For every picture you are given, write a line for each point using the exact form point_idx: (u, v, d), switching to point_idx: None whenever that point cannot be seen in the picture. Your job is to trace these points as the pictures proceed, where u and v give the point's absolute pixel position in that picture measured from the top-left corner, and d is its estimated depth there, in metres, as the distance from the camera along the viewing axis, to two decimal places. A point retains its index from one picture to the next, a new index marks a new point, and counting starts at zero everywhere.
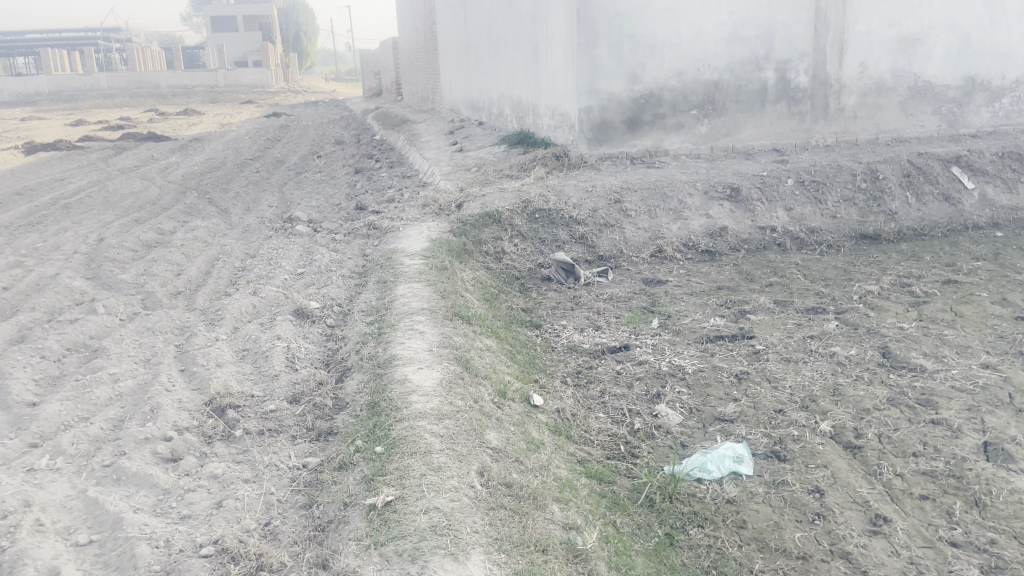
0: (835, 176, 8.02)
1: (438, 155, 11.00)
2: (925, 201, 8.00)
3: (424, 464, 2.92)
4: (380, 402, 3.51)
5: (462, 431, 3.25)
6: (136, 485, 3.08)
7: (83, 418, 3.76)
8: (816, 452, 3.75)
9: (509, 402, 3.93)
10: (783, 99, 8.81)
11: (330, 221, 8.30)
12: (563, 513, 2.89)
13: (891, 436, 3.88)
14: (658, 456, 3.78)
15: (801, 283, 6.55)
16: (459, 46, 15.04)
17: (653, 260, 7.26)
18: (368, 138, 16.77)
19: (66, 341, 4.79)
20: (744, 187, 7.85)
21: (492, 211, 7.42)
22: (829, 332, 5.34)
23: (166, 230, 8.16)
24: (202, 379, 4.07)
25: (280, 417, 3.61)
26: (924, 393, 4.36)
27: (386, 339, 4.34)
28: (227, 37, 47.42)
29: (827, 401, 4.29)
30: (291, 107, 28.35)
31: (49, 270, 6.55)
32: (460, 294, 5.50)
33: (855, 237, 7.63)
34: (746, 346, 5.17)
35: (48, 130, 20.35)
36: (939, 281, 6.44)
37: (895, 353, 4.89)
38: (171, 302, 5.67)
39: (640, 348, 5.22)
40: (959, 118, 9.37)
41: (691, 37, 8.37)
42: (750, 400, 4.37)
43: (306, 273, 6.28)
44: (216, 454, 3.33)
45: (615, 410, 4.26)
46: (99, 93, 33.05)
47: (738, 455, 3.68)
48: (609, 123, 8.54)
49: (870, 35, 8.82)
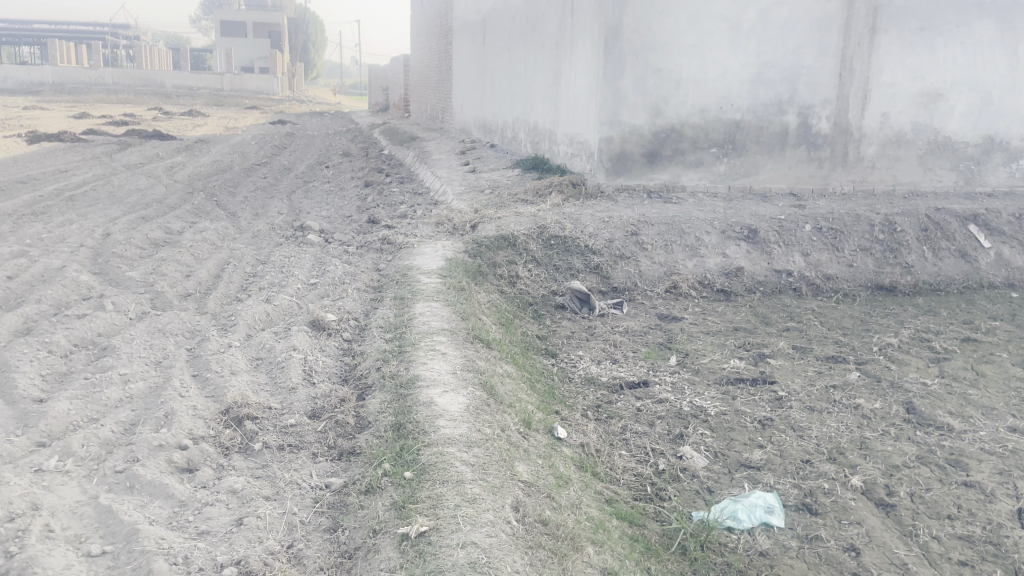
0: (853, 225, 7.97)
1: (450, 174, 10.91)
2: (941, 256, 7.95)
3: (458, 494, 2.79)
4: (406, 425, 3.37)
5: (493, 461, 3.13)
6: (151, 494, 2.94)
7: (92, 419, 3.61)
8: (848, 507, 3.66)
9: (534, 434, 3.80)
10: (804, 143, 8.77)
11: (342, 232, 8.19)
12: (600, 556, 2.76)
13: (924, 496, 3.78)
14: (685, 500, 3.66)
15: (819, 330, 6.47)
16: (475, 69, 15.03)
17: (668, 295, 7.17)
18: (377, 153, 16.70)
19: (74, 337, 4.64)
20: (762, 229, 7.78)
21: (508, 234, 7.34)
22: (852, 383, 5.24)
23: (175, 230, 8.03)
24: (217, 387, 3.93)
25: (301, 432, 3.48)
26: (953, 453, 4.26)
27: (408, 359, 4.20)
28: (236, 42, 47.43)
29: (855, 455, 4.18)
30: (297, 117, 28.27)
31: (55, 262, 6.40)
32: (478, 317, 5.38)
33: (871, 287, 7.57)
34: (768, 392, 5.07)
35: (52, 120, 20.15)
36: (958, 339, 6.37)
37: (920, 410, 4.80)
38: (181, 304, 5.52)
39: (659, 386, 5.11)
40: (977, 176, 9.35)
41: (716, 76, 8.36)
42: (777, 447, 4.26)
43: (320, 283, 6.15)
44: (233, 467, 3.19)
45: (638, 448, 4.14)
46: (104, 89, 32.94)
47: (769, 505, 3.58)
48: (628, 154, 8.48)
49: (893, 86, 8.83)
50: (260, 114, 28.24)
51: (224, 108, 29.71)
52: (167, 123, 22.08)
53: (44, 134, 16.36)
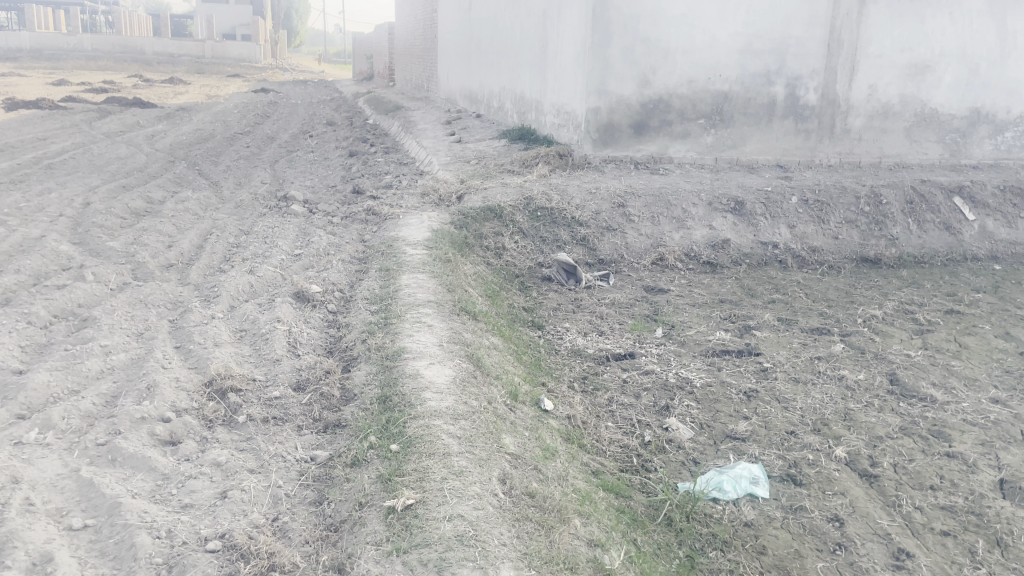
0: (839, 197, 7.97)
1: (436, 144, 10.81)
2: (926, 228, 7.97)
3: (444, 467, 2.77)
4: (391, 397, 3.35)
5: (479, 434, 3.11)
6: (133, 467, 2.91)
7: (73, 391, 3.56)
8: (832, 478, 3.68)
9: (521, 406, 3.79)
10: (791, 115, 8.74)
11: (326, 203, 8.11)
12: (586, 528, 2.76)
13: (907, 467, 3.81)
14: (671, 471, 3.67)
15: (804, 302, 6.48)
16: (461, 37, 14.83)
17: (654, 267, 7.16)
18: (361, 122, 16.51)
19: (54, 308, 4.58)
20: (749, 201, 7.77)
21: (494, 205, 7.28)
22: (836, 355, 5.27)
23: (156, 200, 7.91)
24: (200, 359, 3.89)
25: (286, 405, 3.44)
26: (936, 424, 4.29)
27: (394, 330, 4.18)
28: (219, 9, 46.59)
29: (839, 426, 4.20)
30: (280, 85, 27.85)
31: (34, 232, 6.30)
32: (464, 288, 5.34)
33: (856, 260, 7.59)
34: (753, 363, 5.08)
35: (30, 87, 19.75)
36: (941, 311, 6.40)
37: (904, 381, 4.83)
38: (163, 275, 5.45)
39: (645, 357, 5.11)
40: (962, 149, 9.36)
41: (705, 46, 8.28)
42: (762, 419, 4.27)
43: (304, 254, 6.09)
44: (217, 440, 3.15)
45: (624, 420, 4.15)
46: (83, 55, 32.32)
47: (754, 477, 3.59)
48: (615, 125, 8.42)
49: (882, 58, 8.79)
50: (244, 82, 27.82)
51: (207, 77, 29.23)
52: (148, 90, 21.71)
53: (21, 101, 16.06)
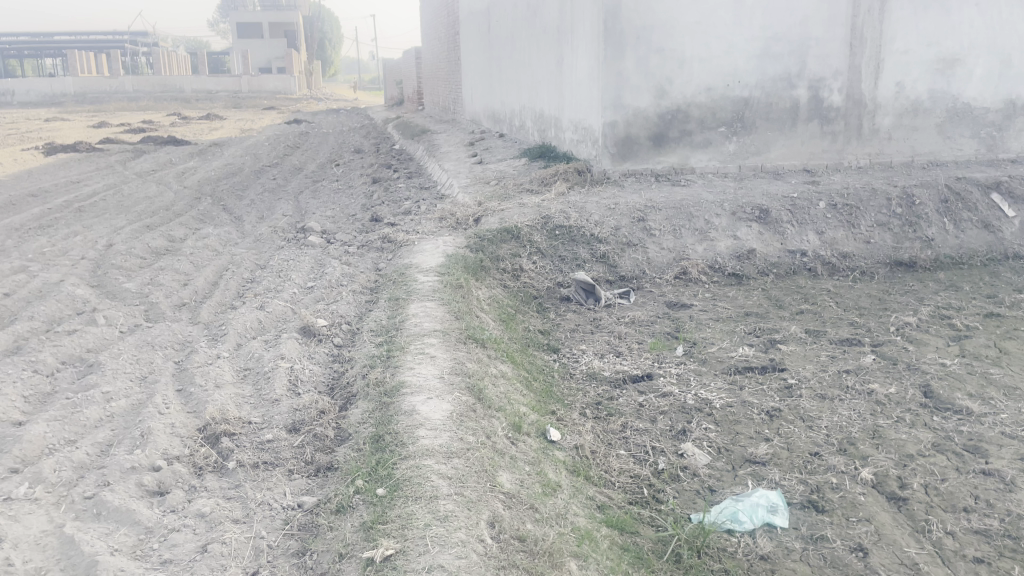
0: (869, 200, 7.70)
1: (457, 167, 10.75)
2: (963, 228, 7.64)
3: (429, 512, 2.65)
4: (384, 436, 3.24)
5: (472, 472, 2.98)
6: (116, 522, 2.83)
7: (69, 441, 3.51)
8: (857, 503, 3.46)
9: (524, 438, 3.65)
10: (816, 118, 8.49)
11: (345, 232, 8.09)
12: (582, 572, 2.62)
13: (938, 487, 3.58)
14: (684, 502, 3.50)
15: (834, 311, 6.23)
16: (482, 58, 14.80)
17: (677, 282, 6.97)
18: (388, 148, 16.59)
19: (62, 354, 4.57)
20: (774, 209, 7.54)
21: (511, 226, 7.17)
22: (866, 367, 5.02)
23: (177, 237, 7.96)
24: (199, 402, 3.83)
25: (277, 448, 3.36)
26: (972, 439, 4.04)
27: (394, 364, 4.07)
28: (253, 44, 47.55)
29: (867, 445, 3.98)
30: (312, 114, 28.19)
31: (53, 277, 6.35)
32: (475, 315, 5.23)
33: (890, 264, 7.30)
34: (777, 380, 4.87)
35: (70, 131, 20.27)
36: (980, 314, 6.10)
37: (938, 393, 4.57)
38: (174, 315, 5.44)
39: (664, 378, 4.93)
40: (999, 143, 9.00)
41: (722, 52, 8.09)
42: (784, 440, 4.06)
43: (316, 287, 6.04)
44: (205, 488, 3.08)
45: (637, 447, 3.98)
46: (123, 97, 33.13)
47: (772, 504, 3.39)
48: (634, 138, 8.26)
49: (907, 54, 8.51)
50: (277, 115, 28.22)
51: (242, 111, 29.73)
52: (182, 128, 22.11)
53: (60, 145, 16.45)
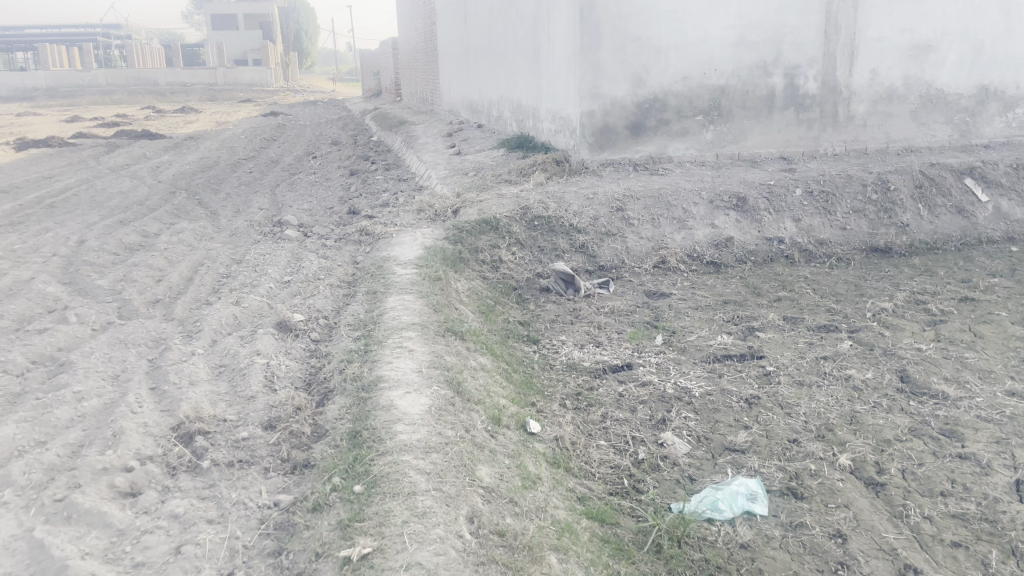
0: (845, 186, 7.73)
1: (435, 158, 10.69)
2: (938, 213, 7.70)
3: (407, 509, 2.62)
4: (362, 432, 3.21)
5: (450, 467, 2.95)
6: (88, 524, 2.78)
7: (39, 442, 3.44)
8: (835, 489, 3.47)
9: (503, 431, 3.63)
10: (791, 105, 8.51)
11: (322, 226, 8.02)
12: (562, 566, 2.61)
13: (915, 472, 3.60)
14: (664, 492, 3.50)
15: (811, 298, 6.25)
16: (459, 48, 14.71)
17: (656, 271, 6.97)
18: (365, 139, 16.49)
19: (32, 354, 4.49)
20: (751, 197, 7.55)
21: (489, 217, 7.13)
22: (843, 353, 5.04)
23: (152, 232, 7.86)
24: (173, 400, 3.77)
25: (253, 446, 3.31)
26: (948, 423, 4.07)
27: (372, 358, 4.04)
28: (227, 36, 47.02)
29: (845, 431, 3.99)
30: (289, 106, 27.96)
31: (24, 275, 6.24)
32: (454, 307, 5.19)
33: (866, 250, 7.34)
34: (755, 367, 4.88)
35: (42, 125, 19.98)
36: (956, 299, 6.15)
37: (914, 378, 4.60)
38: (148, 312, 5.36)
39: (644, 368, 4.92)
40: (972, 128, 9.07)
41: (698, 40, 8.08)
42: (763, 428, 4.07)
43: (293, 281, 5.98)
44: (179, 488, 3.03)
45: (617, 437, 3.97)
46: (96, 91, 32.70)
47: (752, 492, 3.40)
48: (611, 128, 8.24)
49: (882, 40, 8.54)
50: (253, 107, 27.94)
51: (219, 104, 29.39)
52: (156, 121, 21.84)
53: (30, 140, 16.19)
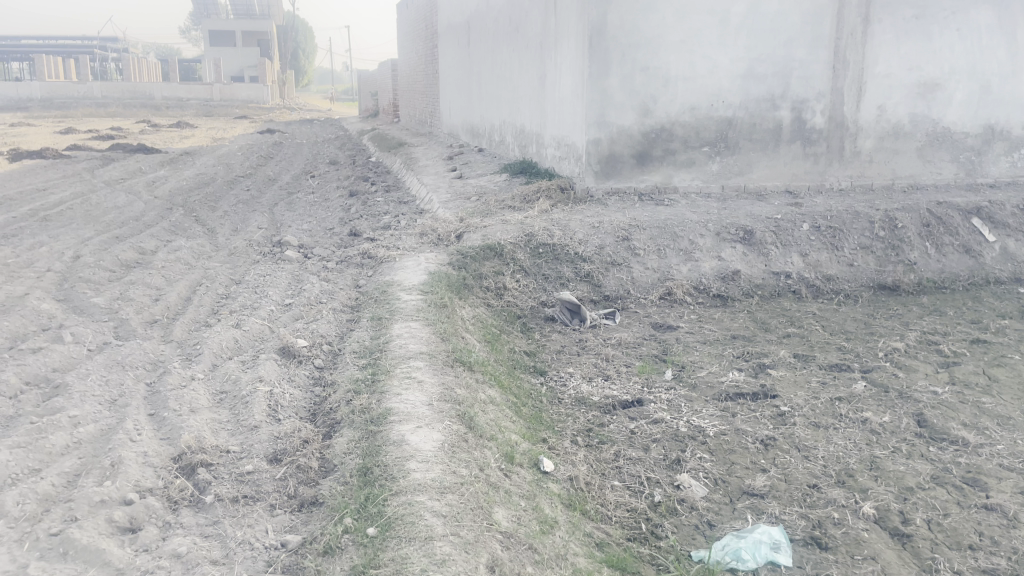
0: (852, 222, 7.67)
1: (437, 181, 10.61)
2: (945, 252, 7.65)
3: (425, 556, 2.51)
4: (373, 469, 3.08)
5: (467, 510, 2.82)
6: (85, 562, 2.62)
7: (33, 470, 3.29)
8: (861, 540, 3.36)
9: (517, 469, 3.50)
10: (798, 139, 8.47)
11: (322, 247, 7.90)
12: None
13: (942, 523, 3.49)
14: (684, 538, 3.37)
15: (821, 335, 6.16)
16: (461, 72, 14.69)
17: (662, 302, 6.87)
18: (364, 160, 16.41)
19: (26, 374, 4.34)
20: (758, 230, 7.47)
21: (494, 244, 7.03)
22: (858, 395, 4.93)
23: (149, 249, 7.72)
24: (173, 428, 3.62)
25: (258, 481, 3.17)
26: (970, 471, 3.96)
27: (380, 389, 3.90)
28: (225, 52, 47.07)
29: (865, 477, 3.87)
30: (286, 124, 27.89)
31: (18, 290, 6.09)
32: (461, 335, 5.07)
33: (874, 287, 7.27)
34: (769, 407, 4.76)
35: (36, 136, 19.83)
36: (967, 340, 6.06)
37: (932, 423, 4.50)
38: (145, 332, 5.21)
39: (655, 404, 4.80)
40: (978, 167, 9.04)
41: (706, 72, 8.05)
42: (781, 471, 3.95)
43: (295, 304, 5.85)
44: (181, 525, 2.89)
45: (632, 478, 3.84)
46: (91, 103, 32.60)
47: (775, 541, 3.27)
48: (617, 156, 8.17)
49: (889, 77, 8.54)
50: (249, 124, 27.87)
51: (214, 120, 29.31)
52: (153, 135, 21.72)
53: (25, 151, 16.03)
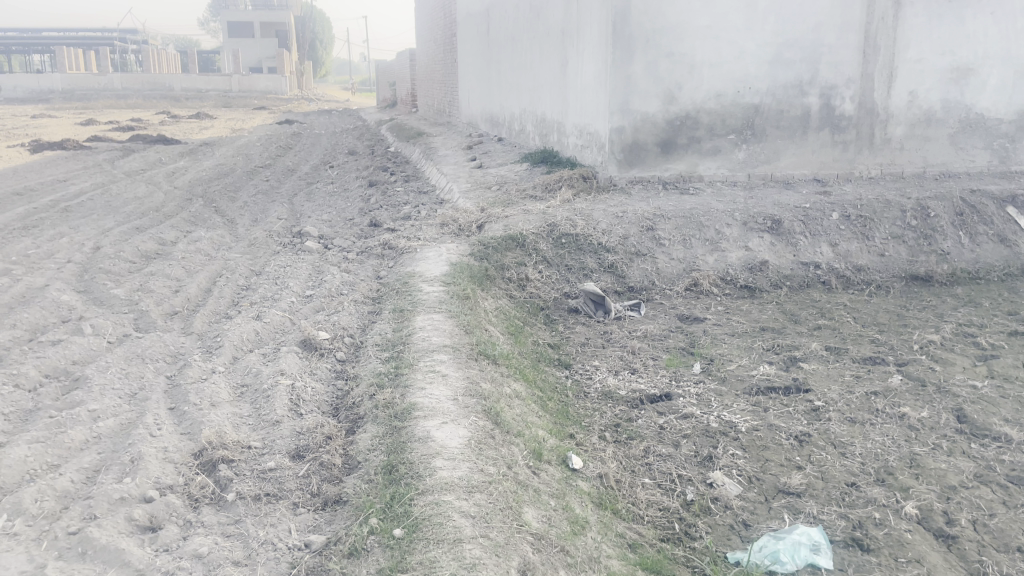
0: (883, 212, 7.49)
1: (456, 171, 10.51)
2: (979, 241, 7.45)
3: (455, 560, 2.44)
4: (398, 467, 2.99)
5: (496, 511, 2.74)
6: (104, 562, 2.55)
7: (52, 466, 3.22)
8: (904, 541, 3.23)
9: (546, 467, 3.40)
10: (827, 126, 8.27)
11: (342, 237, 7.82)
12: None
13: (988, 524, 3.35)
14: (719, 539, 3.27)
15: (853, 327, 6.00)
16: (480, 61, 14.56)
17: (688, 293, 6.72)
18: (382, 150, 16.33)
19: (46, 367, 4.28)
20: (786, 220, 7.31)
21: (516, 234, 6.91)
22: (894, 389, 4.78)
23: (168, 240, 7.67)
24: (193, 423, 3.54)
25: (281, 478, 3.09)
26: (1015, 469, 3.81)
27: (404, 384, 3.80)
28: (243, 43, 47.16)
29: (906, 476, 3.73)
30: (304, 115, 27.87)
31: (39, 281, 6.05)
32: (484, 327, 4.96)
33: (906, 278, 7.08)
34: (803, 402, 4.61)
35: (57, 127, 19.92)
36: (1004, 332, 5.88)
37: (973, 419, 4.34)
38: (165, 324, 5.14)
39: (684, 399, 4.67)
40: (1012, 155, 8.80)
41: (733, 58, 7.87)
42: (817, 468, 3.82)
43: (315, 296, 5.77)
44: (202, 524, 2.81)
45: (663, 475, 3.73)
46: (112, 94, 32.76)
47: (815, 543, 3.15)
48: (641, 144, 8.02)
49: (921, 62, 8.32)
50: (268, 114, 27.91)
51: (233, 111, 29.36)
52: (172, 126, 21.75)
53: (48, 142, 16.07)
